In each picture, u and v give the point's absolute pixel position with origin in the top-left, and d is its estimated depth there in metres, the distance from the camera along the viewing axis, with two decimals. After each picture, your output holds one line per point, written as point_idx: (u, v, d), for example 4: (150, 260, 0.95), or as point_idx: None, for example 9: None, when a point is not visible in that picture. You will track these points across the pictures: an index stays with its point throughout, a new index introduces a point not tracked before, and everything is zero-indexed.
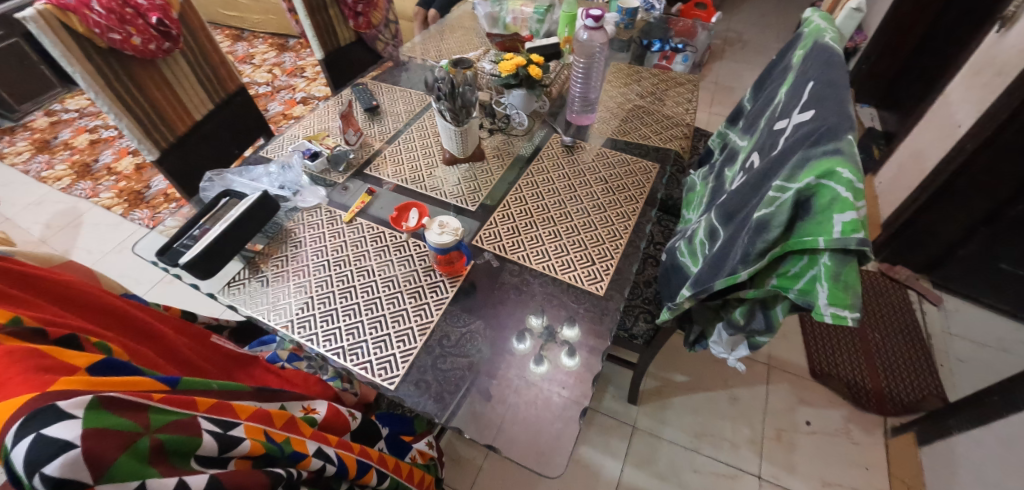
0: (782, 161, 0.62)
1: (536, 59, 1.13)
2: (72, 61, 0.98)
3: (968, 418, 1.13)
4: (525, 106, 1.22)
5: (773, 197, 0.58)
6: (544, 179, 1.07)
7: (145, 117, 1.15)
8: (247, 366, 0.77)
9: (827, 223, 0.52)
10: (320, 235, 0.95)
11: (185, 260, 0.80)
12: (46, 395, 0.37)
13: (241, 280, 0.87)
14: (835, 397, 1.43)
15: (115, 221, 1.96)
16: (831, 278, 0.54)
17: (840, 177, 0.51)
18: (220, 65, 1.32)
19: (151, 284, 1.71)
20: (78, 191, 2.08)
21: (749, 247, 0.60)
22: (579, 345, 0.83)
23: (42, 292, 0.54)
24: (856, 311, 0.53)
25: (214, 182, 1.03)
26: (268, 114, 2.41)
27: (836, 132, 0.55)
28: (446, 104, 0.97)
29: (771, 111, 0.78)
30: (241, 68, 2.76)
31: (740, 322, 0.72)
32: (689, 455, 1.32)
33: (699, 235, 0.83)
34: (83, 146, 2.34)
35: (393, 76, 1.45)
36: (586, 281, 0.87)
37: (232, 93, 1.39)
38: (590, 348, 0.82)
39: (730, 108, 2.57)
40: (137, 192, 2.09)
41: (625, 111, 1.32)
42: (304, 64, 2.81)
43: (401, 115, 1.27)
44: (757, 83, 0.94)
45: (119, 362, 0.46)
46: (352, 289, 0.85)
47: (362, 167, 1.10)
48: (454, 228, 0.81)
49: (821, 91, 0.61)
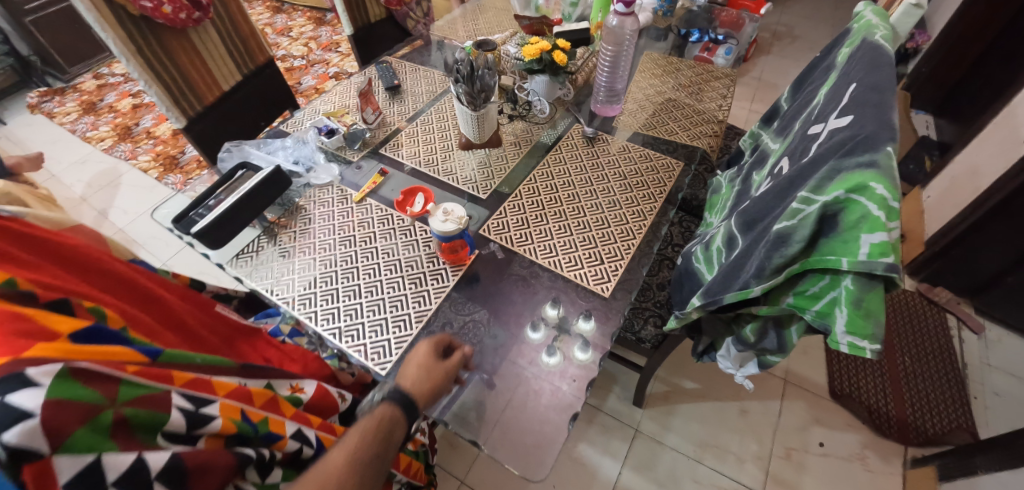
0: (811, 170, 0.56)
1: (563, 44, 1.07)
2: (106, 27, 1.00)
3: (998, 459, 1.05)
4: (548, 93, 1.17)
5: (796, 209, 0.53)
6: (561, 171, 1.03)
7: (174, 86, 1.17)
8: (249, 336, 0.78)
9: (854, 243, 0.47)
10: (330, 213, 0.95)
11: (195, 230, 0.82)
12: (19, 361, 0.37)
13: (249, 253, 0.89)
14: (853, 420, 1.36)
15: (150, 184, 2.04)
16: (851, 304, 0.49)
17: (872, 192, 0.46)
18: (249, 37, 1.33)
19: (178, 249, 1.79)
20: (118, 153, 2.18)
21: (765, 261, 0.55)
22: (593, 339, 0.80)
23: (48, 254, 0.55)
24: (876, 344, 0.49)
25: (232, 153, 1.05)
26: (301, 87, 2.44)
27: (874, 141, 0.48)
28: (463, 87, 0.95)
29: (808, 113, 0.71)
30: (278, 40, 2.79)
31: (751, 340, 0.68)
32: (691, 464, 1.29)
33: (716, 242, 0.78)
34: (126, 110, 2.44)
35: (419, 55, 1.43)
36: (592, 282, 0.83)
37: (261, 65, 1.40)
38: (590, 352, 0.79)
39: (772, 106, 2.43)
40: (172, 157, 2.16)
41: (654, 104, 1.25)
42: (339, 39, 2.82)
43: (422, 95, 1.25)
44: (796, 82, 0.87)
45: (103, 329, 0.46)
46: (355, 270, 0.85)
47: (379, 146, 1.10)
48: (459, 217, 0.79)
49: (863, 95, 0.55)
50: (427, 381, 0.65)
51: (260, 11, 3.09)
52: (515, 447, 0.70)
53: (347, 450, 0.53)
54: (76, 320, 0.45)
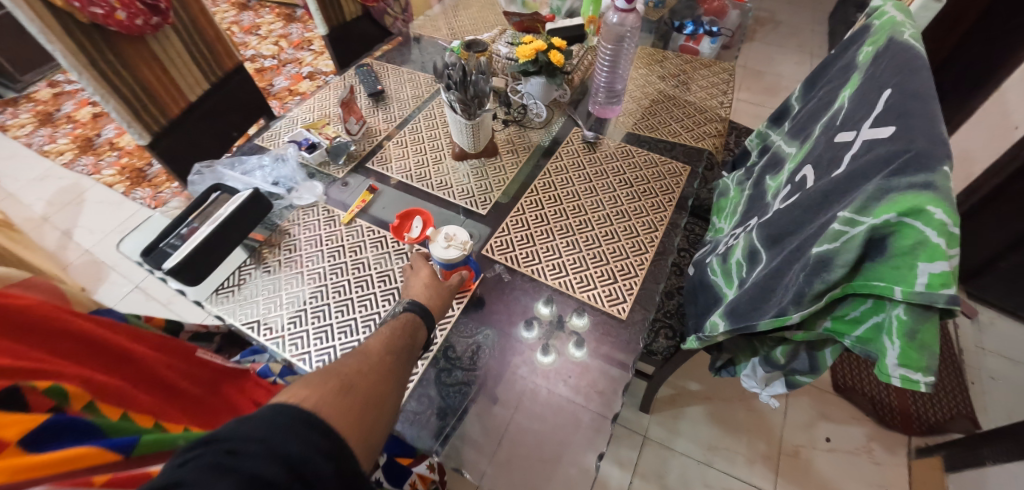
0: (849, 186, 0.52)
1: (559, 43, 1.01)
2: (52, 38, 0.90)
3: (1007, 449, 1.05)
4: (544, 95, 1.10)
5: (838, 231, 0.49)
6: (562, 180, 0.99)
7: (134, 100, 1.07)
8: (236, 379, 0.72)
9: (909, 271, 0.43)
10: (317, 237, 0.88)
11: (169, 266, 0.73)
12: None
13: (231, 287, 0.81)
14: (857, 412, 1.36)
15: (117, 199, 1.91)
16: (904, 335, 0.46)
17: (930, 217, 0.42)
18: (215, 41, 1.23)
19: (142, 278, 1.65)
20: (80, 167, 2.03)
21: (805, 287, 0.51)
22: (587, 334, 0.81)
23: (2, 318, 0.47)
24: (931, 376, 0.45)
25: (205, 175, 0.96)
26: (273, 89, 2.31)
27: (928, 160, 0.44)
28: (456, 94, 0.88)
29: (829, 118, 0.68)
30: (246, 39, 2.65)
31: (780, 362, 0.64)
32: (701, 469, 1.27)
33: (735, 255, 0.74)
34: (86, 120, 2.28)
35: (401, 55, 1.35)
36: (606, 303, 0.80)
37: (231, 71, 1.30)
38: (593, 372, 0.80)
39: (759, 93, 2.41)
40: (139, 170, 2.03)
41: (651, 101, 1.20)
42: (311, 36, 2.69)
43: (408, 100, 1.18)
44: (808, 81, 0.84)
45: (64, 421, 0.41)
46: (349, 302, 0.78)
47: (365, 160, 1.03)
48: (462, 242, 0.76)
49: (903, 103, 0.51)
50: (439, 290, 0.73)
51: (226, 9, 2.92)
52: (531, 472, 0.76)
53: (384, 337, 0.61)
54: (28, 416, 0.39)
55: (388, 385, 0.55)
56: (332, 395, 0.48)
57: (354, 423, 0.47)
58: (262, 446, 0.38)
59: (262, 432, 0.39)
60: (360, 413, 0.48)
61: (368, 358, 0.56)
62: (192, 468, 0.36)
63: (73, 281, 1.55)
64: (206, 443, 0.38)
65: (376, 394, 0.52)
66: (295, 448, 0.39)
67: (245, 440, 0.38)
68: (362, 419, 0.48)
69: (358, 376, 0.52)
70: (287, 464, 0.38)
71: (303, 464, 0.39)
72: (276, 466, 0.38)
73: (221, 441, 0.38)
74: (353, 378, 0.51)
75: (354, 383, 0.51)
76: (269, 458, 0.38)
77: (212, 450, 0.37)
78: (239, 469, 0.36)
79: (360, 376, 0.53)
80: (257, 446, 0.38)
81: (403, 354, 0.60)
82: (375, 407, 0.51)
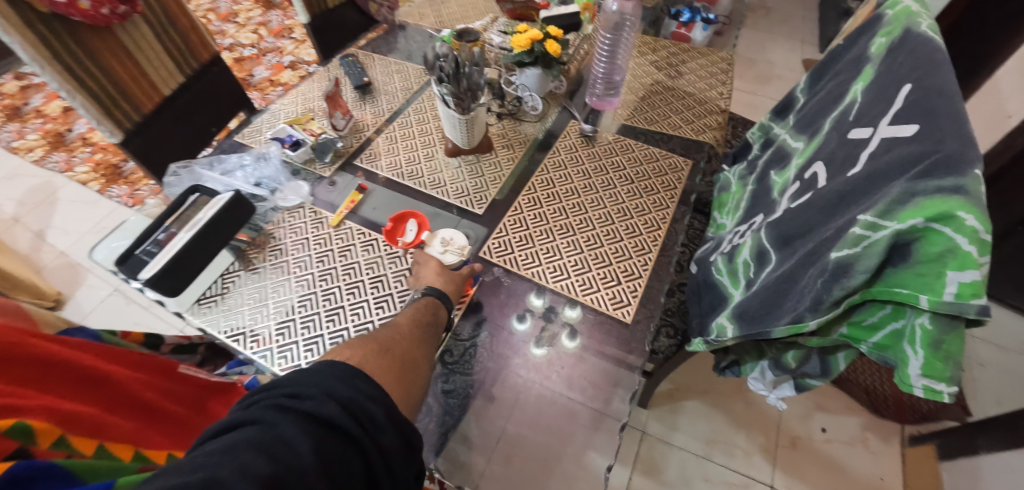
0: (869, 188, 0.50)
1: (554, 32, 0.98)
2: (9, 30, 0.83)
3: (1000, 439, 1.06)
4: (539, 87, 1.06)
5: (860, 236, 0.47)
6: (560, 177, 0.96)
7: (103, 95, 1.00)
8: (223, 394, 0.69)
9: (936, 280, 0.41)
10: (305, 241, 0.83)
11: (146, 277, 0.69)
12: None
13: (213, 297, 0.76)
14: (852, 402, 1.37)
15: (92, 198, 1.82)
16: (928, 345, 0.44)
17: (961, 224, 0.40)
18: (189, 31, 1.16)
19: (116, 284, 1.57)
20: (51, 164, 1.94)
21: (823, 293, 0.49)
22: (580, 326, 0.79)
23: None
24: (955, 387, 0.43)
25: (181, 176, 0.90)
26: (253, 79, 2.22)
27: (958, 162, 0.42)
28: (448, 87, 0.83)
29: (840, 114, 0.65)
30: (224, 27, 2.53)
31: (791, 366, 0.63)
32: (700, 463, 1.27)
33: (742, 255, 0.72)
34: (56, 114, 2.17)
35: (387, 44, 1.29)
36: (611, 306, 0.78)
37: (207, 63, 1.23)
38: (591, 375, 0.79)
39: (752, 81, 2.38)
40: (115, 167, 1.94)
41: (649, 92, 1.17)
42: (291, 24, 2.58)
43: (397, 93, 1.13)
44: (814, 72, 0.81)
45: (29, 468, 0.38)
46: (341, 310, 0.74)
47: (352, 158, 0.98)
48: (460, 247, 0.79)
49: (926, 99, 0.49)
50: (449, 279, 0.74)
51: None
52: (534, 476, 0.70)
53: (410, 313, 0.66)
54: None
55: (421, 351, 0.62)
56: (373, 358, 0.56)
57: (394, 380, 0.55)
58: (317, 390, 0.46)
59: (314, 381, 0.47)
60: (398, 374, 0.56)
61: (400, 329, 0.62)
62: (261, 409, 0.44)
63: (49, 286, 1.48)
64: (270, 389, 0.46)
65: (411, 357, 0.60)
66: (345, 392, 0.47)
67: (302, 386, 0.46)
68: (399, 379, 0.56)
69: (395, 342, 0.60)
70: (339, 404, 0.46)
71: (353, 405, 0.46)
72: (330, 405, 0.45)
73: (281, 388, 0.46)
74: (389, 344, 0.59)
75: (391, 348, 0.58)
76: (323, 400, 0.45)
77: (274, 396, 0.45)
78: (298, 409, 0.44)
79: (396, 341, 0.60)
80: (312, 391, 0.46)
81: (428, 326, 0.66)
82: (410, 368, 0.59)
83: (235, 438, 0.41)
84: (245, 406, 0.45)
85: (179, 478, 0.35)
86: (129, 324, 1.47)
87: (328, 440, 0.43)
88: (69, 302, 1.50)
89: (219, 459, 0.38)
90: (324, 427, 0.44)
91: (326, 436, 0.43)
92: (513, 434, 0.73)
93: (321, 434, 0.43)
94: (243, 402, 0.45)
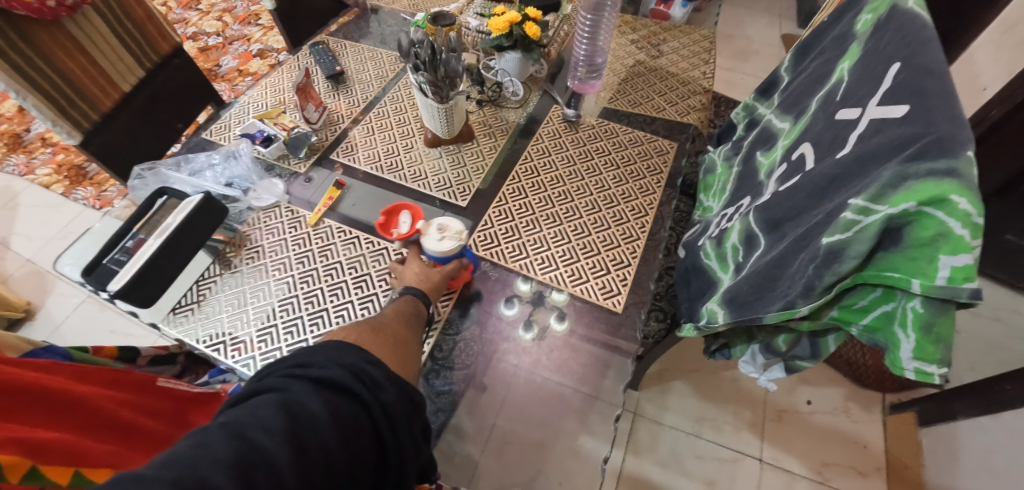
0: (859, 171, 0.50)
1: (533, 14, 0.94)
2: None
3: (977, 404, 1.10)
4: (520, 72, 1.04)
5: (852, 221, 0.46)
6: (545, 164, 0.94)
7: (56, 93, 0.94)
8: (204, 403, 0.67)
9: (928, 264, 0.41)
10: (282, 242, 0.80)
11: (114, 288, 0.65)
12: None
13: (189, 305, 0.73)
14: (834, 374, 1.41)
15: (55, 202, 1.73)
16: (920, 328, 0.44)
17: (954, 208, 0.39)
18: (145, 21, 1.09)
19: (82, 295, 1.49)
20: (10, 167, 1.83)
21: (813, 279, 0.48)
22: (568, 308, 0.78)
23: None
24: (945, 367, 0.44)
25: (147, 178, 0.86)
26: (220, 70, 2.11)
27: (951, 144, 0.41)
28: (425, 75, 0.80)
29: (826, 92, 0.64)
30: (186, 15, 2.40)
31: (782, 349, 0.63)
32: (690, 440, 1.30)
33: (731, 239, 0.71)
34: (11, 114, 2.05)
35: (359, 29, 1.23)
36: (600, 296, 0.77)
37: (169, 55, 1.16)
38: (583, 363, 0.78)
39: (733, 58, 2.36)
40: (78, 167, 1.85)
41: (631, 74, 1.14)
42: (258, 10, 2.46)
43: (371, 82, 1.08)
44: (798, 49, 0.80)
45: None
46: (324, 314, 0.71)
47: (328, 152, 0.94)
48: (457, 233, 0.70)
49: (916, 78, 0.48)
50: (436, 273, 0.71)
51: None
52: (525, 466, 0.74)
53: (393, 306, 0.64)
54: None
55: (410, 332, 0.61)
56: (367, 337, 0.55)
57: (390, 354, 0.55)
58: (323, 358, 0.45)
59: (319, 352, 0.46)
60: (393, 352, 0.55)
61: (386, 315, 0.61)
62: (273, 380, 0.43)
63: (17, 296, 1.42)
64: (280, 362, 0.45)
65: (403, 337, 0.59)
66: (348, 358, 0.46)
67: (309, 357, 0.45)
68: (396, 357, 0.55)
69: (384, 324, 0.59)
70: (345, 368, 0.45)
71: (358, 370, 0.45)
72: (337, 370, 0.44)
73: (289, 360, 0.46)
74: (380, 326, 0.58)
75: (382, 329, 0.58)
76: (330, 366, 0.44)
77: (282, 368, 0.45)
78: (308, 377, 0.43)
79: (386, 324, 0.59)
80: (317, 359, 0.45)
81: (412, 317, 0.64)
82: (403, 346, 0.58)
83: (256, 406, 0.40)
84: (261, 379, 0.45)
85: (205, 436, 0.37)
86: (105, 332, 1.41)
87: (339, 402, 0.42)
88: (40, 312, 1.44)
89: (241, 418, 0.39)
90: (333, 391, 0.43)
91: (337, 399, 0.42)
92: (504, 428, 0.75)
93: (331, 397, 0.42)
94: (255, 375, 0.44)
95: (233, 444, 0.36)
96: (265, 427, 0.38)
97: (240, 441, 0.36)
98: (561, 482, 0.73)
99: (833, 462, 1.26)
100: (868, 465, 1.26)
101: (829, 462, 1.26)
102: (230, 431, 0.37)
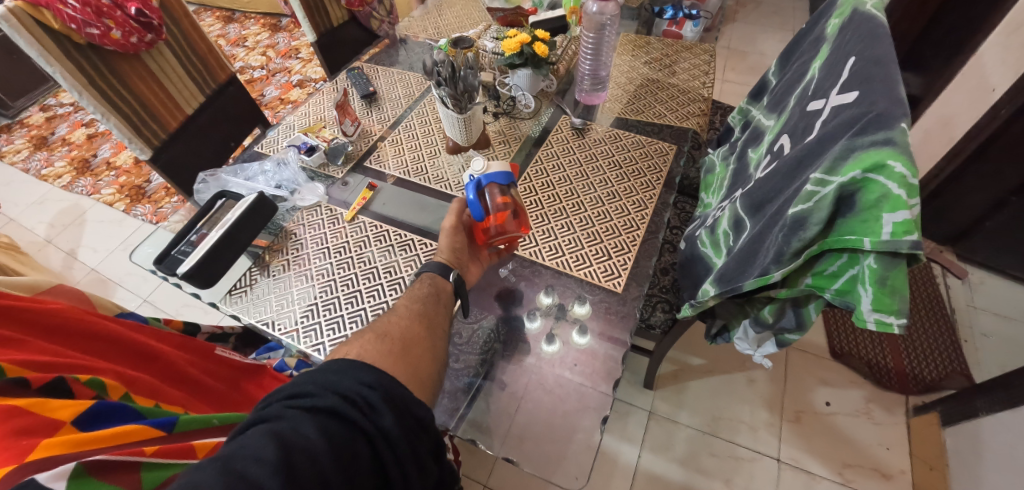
0: (820, 150, 0.56)
1: (542, 35, 1.05)
2: (51, 61, 0.93)
3: (999, 400, 1.09)
4: (531, 87, 1.13)
5: (812, 192, 0.53)
6: (555, 166, 1.03)
7: (134, 115, 1.10)
8: (255, 375, 0.75)
9: (876, 223, 0.47)
10: (322, 236, 0.91)
11: (183, 270, 0.77)
12: (21, 470, 0.38)
13: (243, 287, 0.84)
14: (855, 376, 1.40)
15: (117, 217, 1.94)
16: (876, 282, 0.49)
17: (890, 171, 0.46)
18: (207, 54, 1.25)
19: (140, 299, 1.66)
20: (78, 188, 2.06)
21: (783, 246, 0.55)
22: (589, 322, 0.83)
23: (46, 331, 0.54)
24: (903, 318, 0.49)
25: (209, 183, 1.00)
26: (264, 99, 2.33)
27: (887, 119, 0.49)
28: (446, 89, 0.90)
29: (803, 88, 0.72)
30: (234, 51, 2.66)
31: (770, 321, 0.68)
32: (706, 439, 1.31)
33: (722, 225, 0.78)
34: (81, 141, 2.31)
35: (389, 56, 1.38)
36: (602, 278, 0.84)
37: (224, 82, 1.33)
38: (590, 359, 0.81)
39: (744, 73, 2.44)
40: (138, 187, 2.06)
41: (635, 86, 1.24)
42: (298, 45, 2.71)
43: (401, 100, 1.21)
44: (783, 57, 0.88)
45: (105, 408, 0.48)
46: (357, 294, 0.81)
47: (363, 159, 1.06)
48: (479, 165, 0.78)
49: (867, 69, 0.55)
50: (444, 237, 0.78)
51: (211, 22, 2.93)
52: (542, 458, 0.74)
53: (408, 292, 0.70)
54: (76, 402, 0.46)
55: (422, 329, 0.64)
56: (370, 347, 0.58)
57: (398, 363, 0.57)
58: (316, 386, 0.48)
59: (313, 380, 0.49)
60: (399, 355, 0.58)
61: (399, 312, 0.65)
62: (270, 409, 0.46)
63: None
64: (275, 393, 0.48)
65: (412, 337, 0.62)
66: (344, 383, 0.48)
67: (303, 386, 0.48)
68: (403, 360, 0.58)
69: (393, 327, 0.62)
70: (339, 395, 0.48)
71: (351, 394, 0.48)
72: (331, 397, 0.47)
73: (282, 392, 0.48)
74: (384, 332, 0.61)
75: (388, 334, 0.61)
76: (324, 393, 0.47)
77: (278, 399, 0.47)
78: (302, 405, 0.46)
79: (392, 327, 0.62)
80: (311, 388, 0.48)
81: (429, 297, 0.70)
82: (414, 345, 0.61)
83: (250, 436, 0.43)
84: (263, 408, 0.47)
85: (198, 474, 0.39)
86: None
87: (333, 426, 0.45)
88: None
89: (234, 452, 0.41)
90: (327, 418, 0.46)
91: (332, 424, 0.45)
92: (523, 413, 0.77)
93: (326, 422, 0.45)
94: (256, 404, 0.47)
95: (226, 480, 0.38)
96: (259, 459, 0.41)
97: (233, 476, 0.39)
98: (578, 476, 0.71)
99: (854, 464, 1.25)
100: (891, 466, 1.24)
101: (850, 464, 1.25)
102: (220, 466, 0.40)
